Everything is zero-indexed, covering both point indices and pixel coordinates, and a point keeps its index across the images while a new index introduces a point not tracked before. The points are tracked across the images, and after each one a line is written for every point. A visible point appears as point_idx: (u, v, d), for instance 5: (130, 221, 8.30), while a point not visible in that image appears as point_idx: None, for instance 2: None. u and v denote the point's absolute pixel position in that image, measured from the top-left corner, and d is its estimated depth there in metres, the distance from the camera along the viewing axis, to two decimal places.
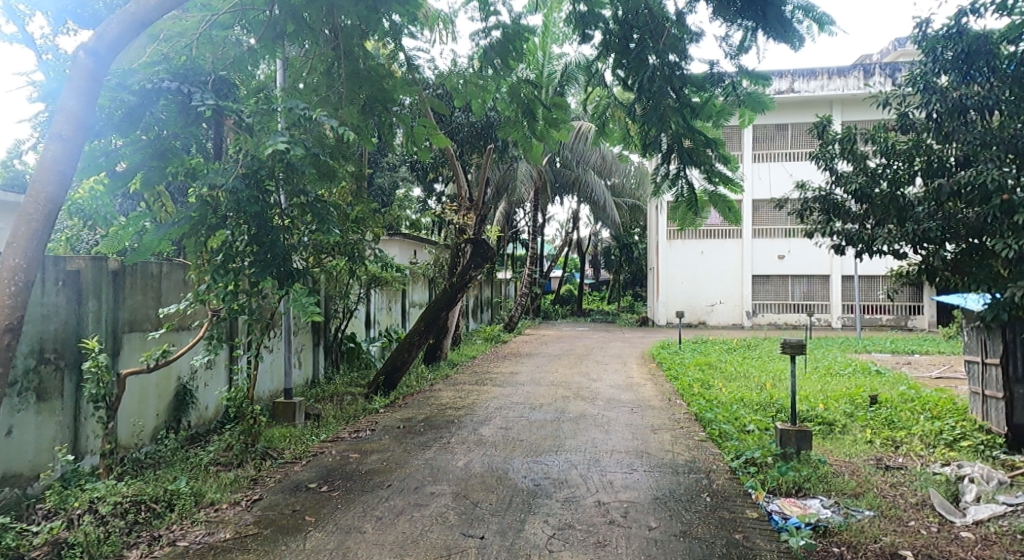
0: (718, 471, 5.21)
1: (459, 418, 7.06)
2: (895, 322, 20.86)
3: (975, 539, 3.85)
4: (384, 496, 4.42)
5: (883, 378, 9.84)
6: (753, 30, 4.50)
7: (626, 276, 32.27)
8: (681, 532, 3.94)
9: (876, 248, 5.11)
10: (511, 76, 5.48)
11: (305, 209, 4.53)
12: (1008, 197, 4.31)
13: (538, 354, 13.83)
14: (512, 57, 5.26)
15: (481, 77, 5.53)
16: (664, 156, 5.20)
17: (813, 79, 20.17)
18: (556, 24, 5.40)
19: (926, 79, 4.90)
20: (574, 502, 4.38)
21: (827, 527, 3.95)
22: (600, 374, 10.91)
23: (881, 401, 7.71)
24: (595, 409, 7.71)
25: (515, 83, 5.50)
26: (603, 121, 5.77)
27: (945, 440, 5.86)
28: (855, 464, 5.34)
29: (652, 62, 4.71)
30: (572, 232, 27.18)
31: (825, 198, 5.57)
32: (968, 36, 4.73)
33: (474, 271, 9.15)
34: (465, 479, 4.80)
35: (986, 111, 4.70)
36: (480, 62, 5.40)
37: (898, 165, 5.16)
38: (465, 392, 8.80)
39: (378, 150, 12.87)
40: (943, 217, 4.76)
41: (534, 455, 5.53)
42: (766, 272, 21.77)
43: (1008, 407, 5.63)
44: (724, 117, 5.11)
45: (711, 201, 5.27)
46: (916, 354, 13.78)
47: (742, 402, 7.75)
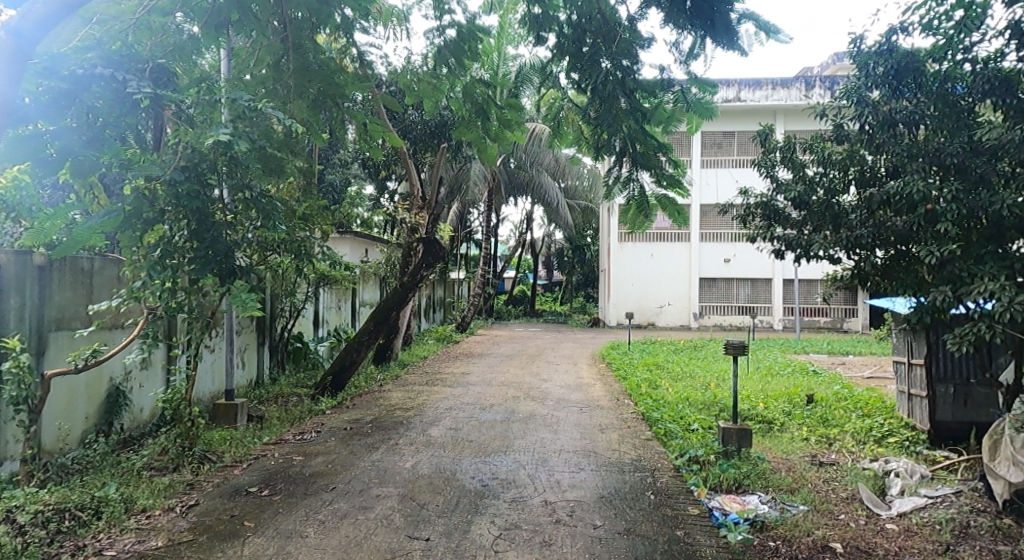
0: (663, 468, 5.34)
1: (408, 418, 7.00)
2: (831, 324, 21.73)
3: (898, 531, 4.06)
4: (328, 499, 4.35)
5: (819, 378, 10.27)
6: (702, 38, 4.63)
7: (578, 277, 32.61)
8: (625, 530, 4.01)
9: (813, 253, 5.32)
10: (466, 76, 5.46)
11: (249, 204, 4.69)
12: (932, 207, 4.58)
13: (489, 354, 13.85)
14: (467, 56, 5.24)
15: (435, 76, 5.53)
16: (618, 158, 5.39)
17: (758, 89, 20.71)
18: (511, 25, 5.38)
19: (859, 92, 5.15)
20: (522, 502, 4.41)
21: (764, 522, 4.11)
22: (551, 374, 11.00)
23: (817, 399, 8.07)
24: (545, 409, 7.78)
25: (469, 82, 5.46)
26: (558, 122, 5.82)
27: (874, 436, 6.18)
28: (792, 461, 5.55)
29: (605, 66, 4.79)
30: (525, 233, 27.33)
31: (766, 204, 5.71)
32: (898, 53, 4.97)
33: (425, 271, 9.11)
34: (412, 481, 4.77)
35: (913, 125, 4.92)
36: (435, 60, 5.38)
37: (834, 173, 5.43)
38: (415, 393, 8.73)
39: (328, 147, 12.65)
40: (874, 225, 5.02)
41: (483, 455, 5.55)
42: (712, 274, 22.40)
43: (930, 405, 5.93)
44: (673, 124, 5.26)
45: (660, 205, 5.48)
46: (850, 355, 14.43)
47: (687, 402, 7.97)
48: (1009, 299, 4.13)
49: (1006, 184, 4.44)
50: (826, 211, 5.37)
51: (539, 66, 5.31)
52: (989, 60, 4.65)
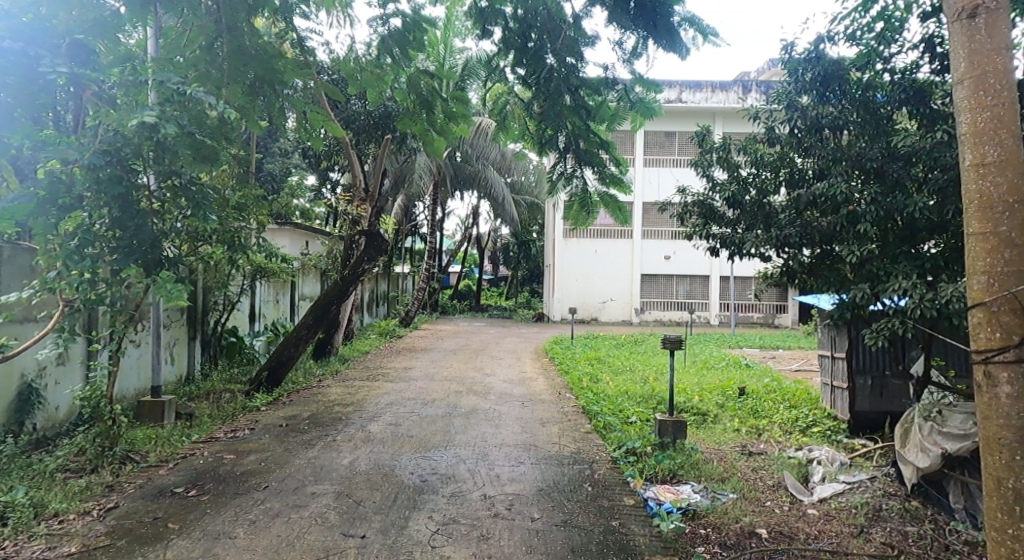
0: (601, 460, 5.44)
1: (347, 414, 6.88)
2: (764, 320, 22.61)
3: (818, 515, 4.27)
4: (260, 498, 4.24)
5: (751, 371, 10.71)
6: (644, 38, 4.71)
7: (523, 272, 32.79)
8: (562, 522, 4.07)
9: (746, 250, 5.46)
10: (410, 66, 5.34)
11: (178, 191, 4.56)
12: (853, 208, 4.84)
13: (432, 349, 13.75)
14: (411, 46, 5.16)
15: (378, 65, 5.42)
16: (561, 155, 5.48)
17: (699, 90, 21.26)
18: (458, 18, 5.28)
19: (789, 97, 5.36)
20: (461, 497, 4.41)
21: (696, 511, 4.26)
22: (494, 369, 11.03)
23: (748, 391, 8.40)
24: (487, 404, 7.80)
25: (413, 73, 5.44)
26: (503, 117, 5.74)
27: (800, 426, 6.48)
28: (723, 451, 5.76)
29: (550, 62, 4.86)
30: (470, 227, 27.25)
31: (703, 203, 5.87)
32: (825, 61, 5.21)
33: (367, 264, 9.02)
34: (349, 477, 4.70)
35: (838, 130, 5.16)
36: (379, 49, 5.27)
37: (766, 174, 5.64)
38: (355, 388, 8.59)
39: (268, 135, 12.26)
40: (801, 225, 5.26)
41: (423, 450, 5.51)
42: (653, 271, 22.93)
43: (850, 396, 6.28)
44: (617, 121, 5.43)
45: (603, 202, 5.48)
46: (780, 349, 15.06)
47: (627, 395, 8.14)
48: (919, 296, 4.42)
49: (920, 189, 4.73)
50: (758, 211, 5.60)
51: (485, 59, 5.33)
52: (907, 70, 4.91)
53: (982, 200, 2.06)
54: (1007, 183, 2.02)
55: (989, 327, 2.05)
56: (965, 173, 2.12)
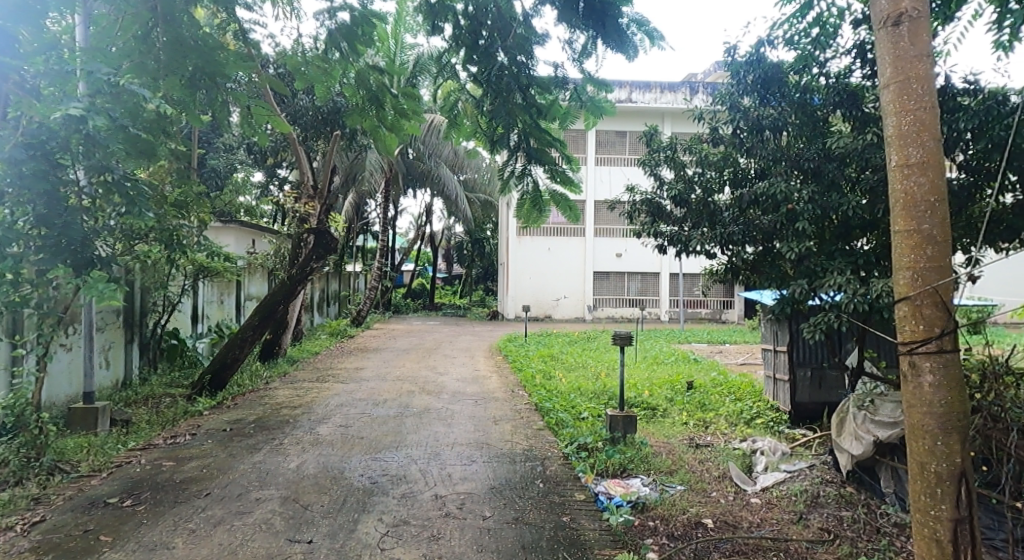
0: (553, 457, 5.48)
1: (295, 417, 6.73)
2: (712, 315, 23.20)
3: (761, 504, 4.42)
4: (201, 506, 4.11)
5: (700, 365, 10.98)
6: (593, 38, 4.76)
7: (478, 271, 32.74)
8: (513, 519, 4.08)
9: (691, 247, 5.67)
10: (360, 61, 5.21)
11: (111, 187, 4.45)
12: (792, 207, 5.00)
13: (384, 349, 13.58)
14: (360, 41, 5.07)
15: (326, 61, 5.20)
16: (511, 152, 5.44)
17: (648, 91, 21.65)
18: (409, 14, 5.24)
19: (732, 98, 5.47)
20: (412, 498, 4.37)
21: (645, 503, 4.34)
22: (448, 368, 10.98)
23: (696, 385, 8.61)
24: (440, 403, 7.76)
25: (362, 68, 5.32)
26: (455, 114, 5.67)
27: (745, 418, 6.68)
28: (671, 444, 5.89)
29: (501, 60, 4.85)
30: (424, 225, 27.05)
31: (650, 201, 5.96)
32: (766, 64, 5.36)
33: (315, 263, 8.83)
34: (296, 482, 4.59)
35: (778, 131, 5.32)
36: (327, 43, 5.11)
37: (711, 173, 5.77)
38: (304, 390, 8.42)
39: (211, 129, 11.87)
40: (744, 222, 5.45)
41: (373, 451, 5.44)
42: (605, 269, 23.22)
43: (791, 388, 6.51)
44: (570, 120, 5.49)
45: (553, 201, 5.51)
46: (727, 343, 15.49)
47: (579, 391, 8.23)
48: (853, 290, 4.66)
49: (853, 188, 4.93)
50: (703, 209, 5.75)
51: (435, 55, 5.26)
52: (840, 75, 5.12)
53: (907, 200, 2.15)
54: (929, 183, 2.12)
55: (914, 320, 2.15)
56: (891, 173, 2.22)
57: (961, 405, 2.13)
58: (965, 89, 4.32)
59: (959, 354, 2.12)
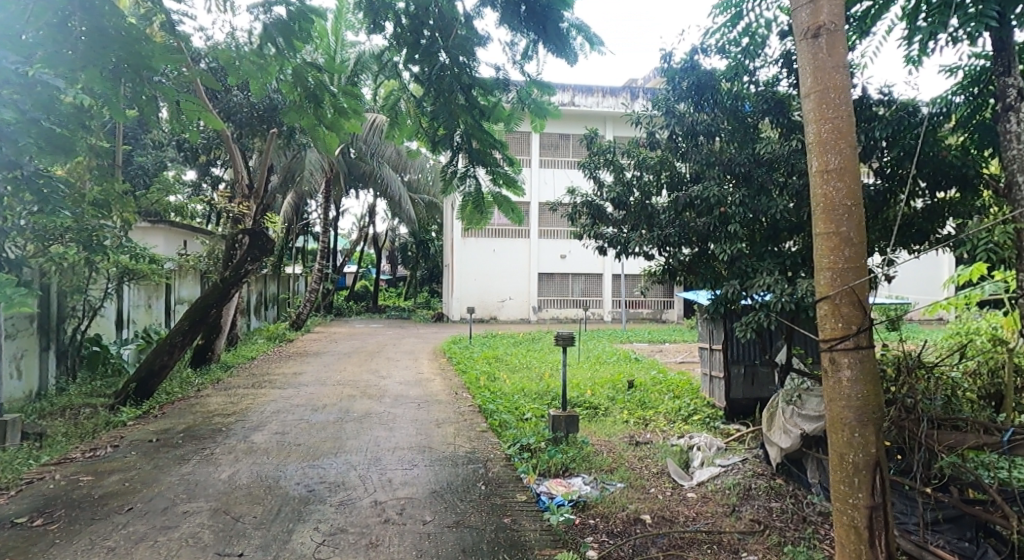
0: (495, 458, 5.48)
1: (228, 425, 6.49)
2: (653, 315, 23.71)
3: (697, 498, 4.54)
4: (121, 522, 3.90)
5: (641, 364, 11.21)
6: (534, 42, 4.79)
7: (422, 273, 32.46)
8: (454, 522, 4.06)
9: (631, 249, 5.75)
10: (296, 57, 5.03)
11: (20, 184, 4.50)
12: (725, 210, 5.19)
13: (325, 353, 13.27)
14: (297, 37, 4.89)
15: (261, 56, 5.03)
16: (453, 154, 5.44)
17: (590, 95, 21.87)
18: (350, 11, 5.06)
19: (668, 103, 5.67)
20: (350, 505, 4.28)
21: (586, 502, 4.40)
22: (390, 371, 10.82)
23: (636, 384, 8.79)
24: (382, 407, 7.64)
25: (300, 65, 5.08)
26: (396, 113, 5.56)
27: (682, 415, 6.86)
28: (612, 442, 5.98)
29: (443, 60, 4.79)
30: (367, 226, 26.60)
31: (591, 204, 6.05)
32: (699, 71, 5.52)
33: (250, 265, 8.52)
34: (227, 493, 4.42)
35: (711, 136, 5.53)
36: (262, 38, 4.92)
37: (649, 176, 5.83)
38: (239, 397, 8.13)
39: (138, 125, 11.31)
40: (680, 225, 5.59)
41: (311, 459, 5.30)
42: (549, 270, 23.41)
43: (726, 384, 6.73)
44: (514, 122, 5.60)
45: (496, 203, 5.60)
46: (667, 342, 15.86)
47: (523, 392, 8.27)
48: (780, 291, 4.86)
49: (780, 192, 5.07)
50: (642, 211, 5.85)
51: (377, 53, 5.18)
52: (769, 83, 5.31)
53: (827, 204, 2.25)
54: (846, 188, 2.22)
55: (834, 318, 2.25)
56: (812, 178, 2.31)
57: (877, 399, 2.24)
58: (881, 99, 4.55)
59: (874, 349, 2.23)
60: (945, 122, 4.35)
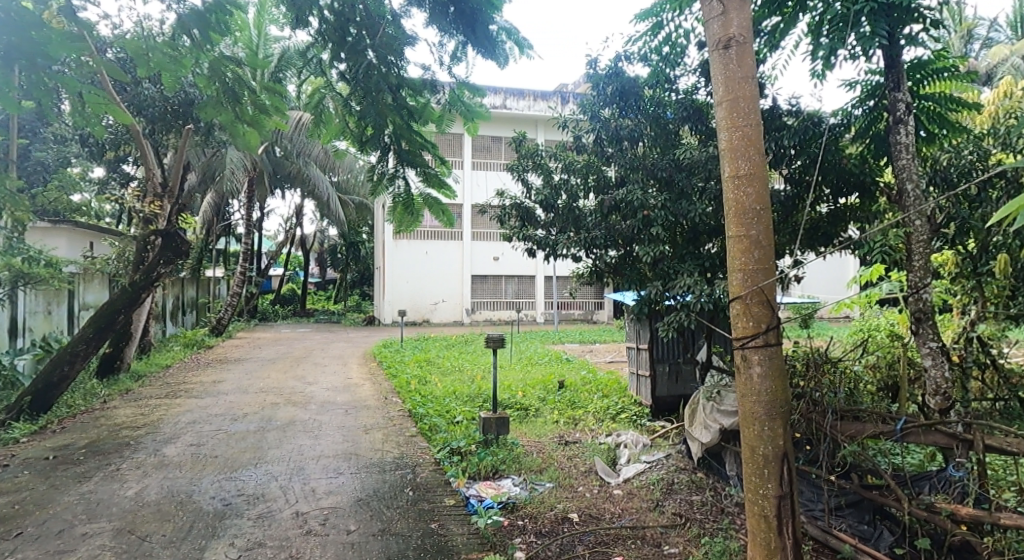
0: (425, 463, 5.40)
1: (137, 438, 6.13)
2: (585, 316, 24.10)
3: (623, 495, 4.64)
4: (10, 549, 3.61)
5: (572, 365, 11.37)
6: (463, 44, 4.78)
7: (353, 275, 31.75)
8: (380, 530, 3.97)
9: (559, 252, 5.81)
10: (214, 50, 4.69)
11: None
12: (648, 213, 5.31)
13: (247, 359, 12.76)
14: (214, 31, 4.52)
15: (175, 48, 4.63)
16: (382, 155, 5.37)
17: (522, 98, 22.03)
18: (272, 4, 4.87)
19: (594, 109, 5.72)
20: (269, 517, 4.12)
21: (515, 503, 4.41)
22: (317, 377, 10.50)
23: (567, 384, 8.89)
24: (307, 414, 7.41)
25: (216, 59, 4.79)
26: (319, 111, 5.36)
27: (611, 414, 6.99)
28: (542, 443, 6.02)
29: (370, 58, 4.69)
30: (294, 227, 25.79)
31: (519, 206, 6.07)
32: (623, 77, 5.64)
33: (163, 267, 8.10)
34: (133, 511, 4.17)
35: (635, 141, 5.64)
36: (175, 29, 4.51)
37: (576, 179, 5.91)
38: (150, 408, 7.69)
39: (36, 118, 10.53)
40: (606, 227, 5.68)
41: (228, 471, 5.07)
42: (482, 272, 23.40)
43: (652, 383, 6.92)
44: (446, 124, 5.51)
45: (426, 205, 5.65)
46: (598, 343, 16.14)
47: (455, 395, 8.21)
48: (700, 291, 5.02)
49: (700, 196, 5.27)
50: (569, 214, 5.92)
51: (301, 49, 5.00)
52: (688, 92, 5.51)
53: (738, 207, 2.34)
54: (756, 193, 2.32)
55: (745, 317, 2.34)
56: (724, 183, 2.40)
57: (784, 394, 2.34)
58: (789, 110, 4.79)
59: (782, 346, 2.34)
60: (846, 133, 4.63)
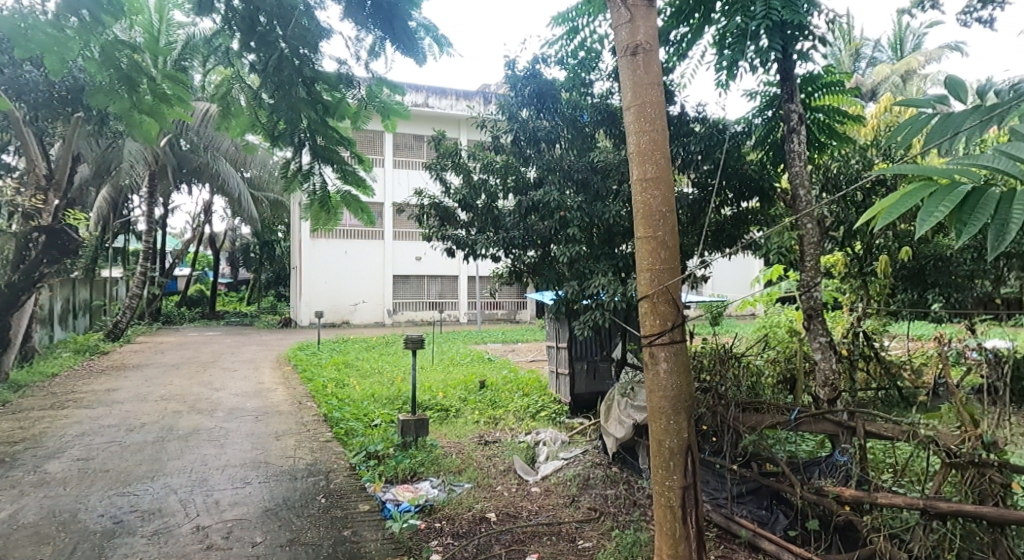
0: (339, 469, 5.26)
1: (15, 454, 5.63)
2: (507, 316, 24.28)
3: (540, 492, 4.71)
4: None
5: (494, 364, 11.42)
6: (381, 39, 4.69)
7: (268, 276, 30.53)
8: (288, 541, 3.83)
9: (478, 252, 5.82)
10: (105, 32, 4.25)
11: None
12: (564, 214, 5.41)
13: (148, 365, 12.00)
14: (107, 11, 3.99)
15: (60, 29, 4.03)
16: (296, 150, 5.21)
17: (443, 97, 21.94)
18: None
19: (511, 110, 5.76)
20: (166, 533, 3.89)
21: (432, 505, 4.37)
22: (225, 382, 10.01)
23: (488, 384, 8.91)
24: (213, 422, 7.04)
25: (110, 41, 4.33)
26: (226, 103, 5.17)
27: (530, 412, 7.07)
28: (461, 443, 6.00)
29: (283, 48, 4.47)
30: (201, 225, 24.48)
31: (438, 206, 6.03)
32: (540, 79, 5.69)
33: (46, 267, 7.50)
34: (7, 534, 3.83)
35: (552, 142, 5.73)
36: (61, 8, 3.92)
37: (495, 180, 5.94)
38: (33, 421, 7.09)
39: None
40: (524, 228, 5.74)
41: (121, 485, 4.75)
42: (404, 272, 23.07)
43: (571, 381, 7.05)
44: (362, 120, 5.40)
45: (344, 203, 5.49)
46: (520, 342, 16.27)
47: (373, 398, 8.04)
48: (614, 290, 5.17)
49: (614, 198, 5.43)
50: (488, 214, 5.93)
51: (207, 37, 4.74)
52: (603, 96, 5.64)
53: (645, 210, 2.41)
54: (662, 197, 2.40)
55: (652, 315, 2.41)
56: (633, 185, 2.46)
57: (689, 389, 2.43)
58: (696, 117, 5.00)
59: (686, 343, 2.43)
60: (748, 140, 4.89)
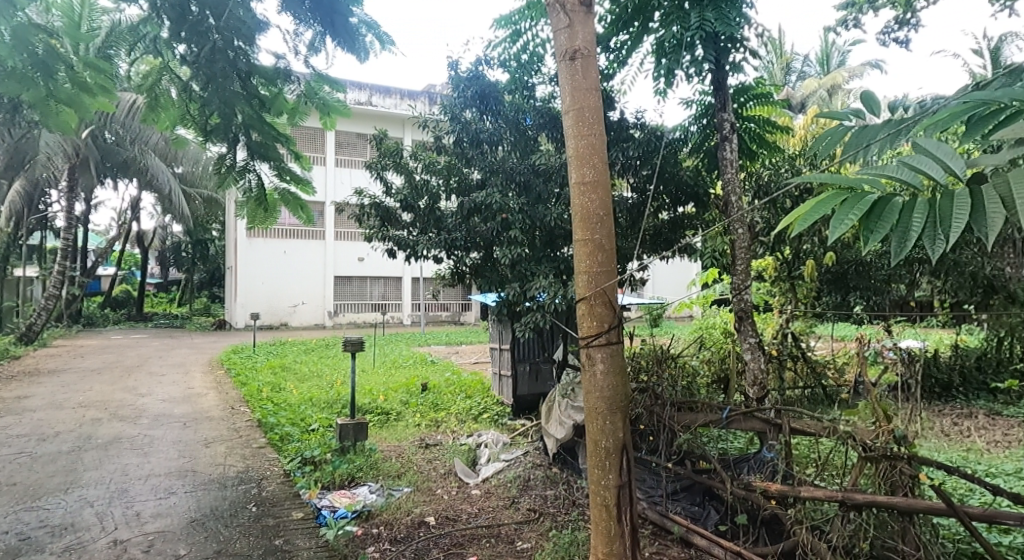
0: (272, 476, 5.09)
1: None
2: (450, 318, 24.14)
3: (479, 494, 4.69)
4: None
5: (437, 367, 11.32)
6: (321, 34, 4.57)
7: (200, 276, 29.35)
8: (215, 553, 3.68)
9: (419, 252, 5.75)
10: (18, 14, 3.93)
11: None
12: (505, 216, 5.41)
13: (65, 370, 11.31)
14: None
15: None
16: (229, 147, 4.99)
17: (387, 96, 21.69)
18: None
19: (454, 110, 5.72)
20: (80, 549, 3.67)
21: (370, 511, 4.28)
22: (151, 387, 9.54)
23: (430, 386, 8.82)
24: (136, 429, 6.70)
25: (23, 24, 4.01)
26: (153, 94, 4.95)
27: (472, 415, 7.04)
28: (401, 447, 5.91)
29: (215, 38, 4.29)
30: (128, 222, 23.32)
31: (378, 206, 5.92)
32: (483, 81, 5.67)
33: None
34: None
35: (494, 144, 5.72)
36: None
37: (437, 180, 5.89)
38: None
39: None
40: (466, 229, 5.71)
41: (30, 499, 4.45)
42: (345, 273, 22.59)
43: (513, 382, 7.05)
44: (299, 117, 5.27)
45: (282, 201, 5.41)
46: (463, 344, 16.19)
47: (311, 402, 7.83)
48: (555, 292, 5.21)
49: (555, 201, 5.48)
50: (430, 215, 5.87)
51: (132, 25, 4.52)
52: (545, 100, 5.69)
53: (583, 214, 2.43)
54: (600, 201, 2.42)
55: (589, 317, 2.43)
56: (571, 189, 2.48)
57: (624, 389, 2.46)
58: (635, 123, 5.08)
59: (622, 345, 2.47)
60: (684, 146, 5.02)
